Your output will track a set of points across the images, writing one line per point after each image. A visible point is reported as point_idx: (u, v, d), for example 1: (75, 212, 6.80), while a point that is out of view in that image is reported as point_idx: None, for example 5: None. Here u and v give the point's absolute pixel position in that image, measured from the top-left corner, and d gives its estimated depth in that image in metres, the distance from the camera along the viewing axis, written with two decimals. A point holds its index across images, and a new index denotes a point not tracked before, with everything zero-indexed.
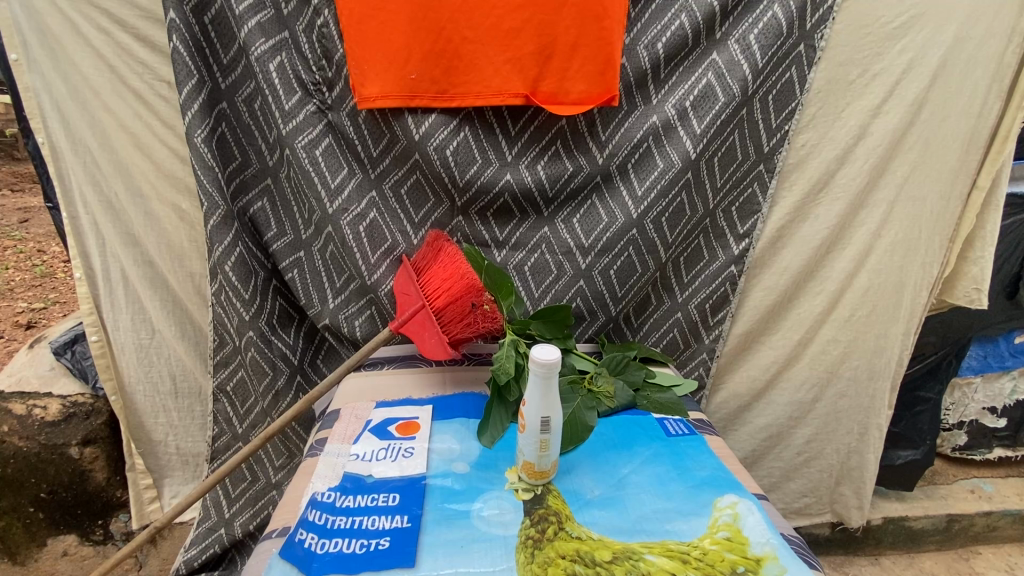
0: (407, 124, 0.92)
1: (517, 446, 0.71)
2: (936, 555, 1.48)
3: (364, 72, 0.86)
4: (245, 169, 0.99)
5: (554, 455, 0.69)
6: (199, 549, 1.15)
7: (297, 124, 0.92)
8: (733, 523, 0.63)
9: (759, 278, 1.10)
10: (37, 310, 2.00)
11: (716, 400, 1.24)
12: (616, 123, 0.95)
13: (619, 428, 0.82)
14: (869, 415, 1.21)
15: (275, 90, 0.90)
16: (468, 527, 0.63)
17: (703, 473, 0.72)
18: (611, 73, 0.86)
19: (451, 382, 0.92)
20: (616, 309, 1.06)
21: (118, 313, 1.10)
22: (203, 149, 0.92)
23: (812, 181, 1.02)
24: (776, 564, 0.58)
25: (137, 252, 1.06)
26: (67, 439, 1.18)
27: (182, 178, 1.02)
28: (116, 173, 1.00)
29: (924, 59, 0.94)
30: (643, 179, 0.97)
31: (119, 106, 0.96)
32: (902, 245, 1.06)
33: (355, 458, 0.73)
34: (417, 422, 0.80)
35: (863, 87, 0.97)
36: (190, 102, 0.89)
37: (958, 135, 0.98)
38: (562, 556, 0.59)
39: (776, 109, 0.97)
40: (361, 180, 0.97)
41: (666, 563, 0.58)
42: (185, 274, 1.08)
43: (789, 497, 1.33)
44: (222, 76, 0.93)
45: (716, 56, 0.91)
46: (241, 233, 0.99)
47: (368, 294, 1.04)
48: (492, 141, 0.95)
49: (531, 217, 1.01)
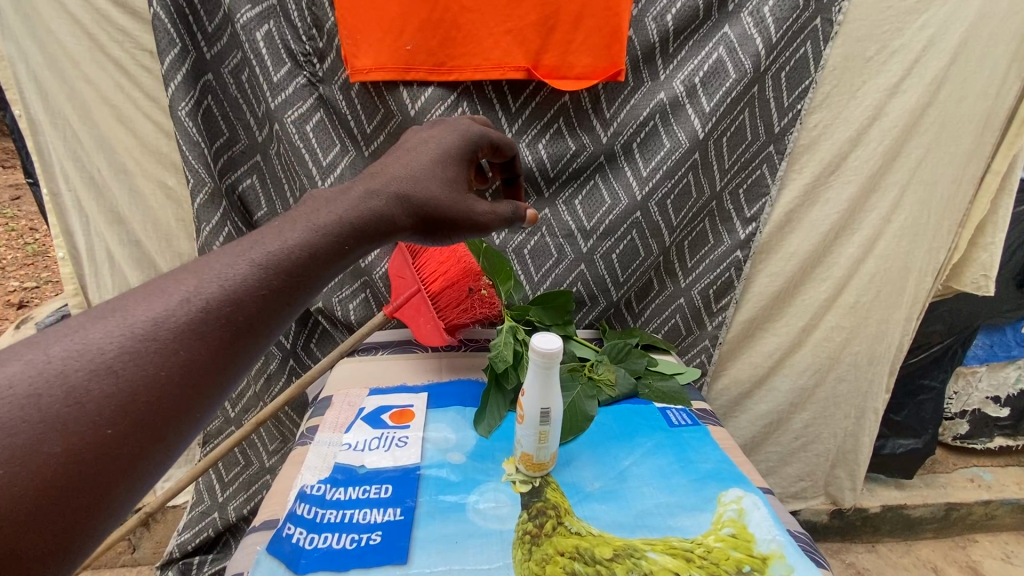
0: (401, 97, 0.88)
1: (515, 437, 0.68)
2: (932, 543, 1.48)
3: (357, 42, 0.82)
4: (233, 145, 0.94)
5: (551, 449, 0.66)
6: (193, 533, 1.14)
7: (286, 98, 0.88)
8: (738, 519, 0.61)
9: (765, 264, 1.07)
10: (30, 289, 1.97)
11: (717, 386, 1.21)
12: (621, 100, 0.91)
13: (620, 418, 0.80)
14: (867, 398, 1.19)
15: (262, 61, 0.85)
16: (463, 521, 0.61)
17: (707, 466, 0.69)
18: (617, 46, 0.81)
19: (448, 368, 0.89)
20: (618, 295, 1.03)
21: (104, 294, 1.07)
22: (188, 124, 0.88)
23: (822, 162, 0.99)
24: (783, 564, 0.55)
25: (122, 231, 1.02)
26: None
27: (167, 153, 0.97)
28: (98, 148, 0.96)
29: (945, 37, 0.89)
30: (648, 159, 0.93)
31: (100, 77, 0.92)
32: (911, 229, 1.03)
33: (346, 448, 0.70)
34: (412, 410, 0.78)
35: (880, 65, 0.92)
36: (172, 73, 0.84)
37: (975, 117, 0.94)
38: (561, 553, 0.57)
39: (788, 87, 0.92)
40: (354, 158, 0.93)
41: (669, 561, 0.56)
42: (173, 254, 1.04)
43: (786, 481, 1.33)
44: (206, 46, 0.87)
45: (728, 29, 0.87)
46: (230, 212, 0.96)
47: (362, 277, 1.00)
48: (491, 118, 0.91)
49: (532, 199, 0.97)
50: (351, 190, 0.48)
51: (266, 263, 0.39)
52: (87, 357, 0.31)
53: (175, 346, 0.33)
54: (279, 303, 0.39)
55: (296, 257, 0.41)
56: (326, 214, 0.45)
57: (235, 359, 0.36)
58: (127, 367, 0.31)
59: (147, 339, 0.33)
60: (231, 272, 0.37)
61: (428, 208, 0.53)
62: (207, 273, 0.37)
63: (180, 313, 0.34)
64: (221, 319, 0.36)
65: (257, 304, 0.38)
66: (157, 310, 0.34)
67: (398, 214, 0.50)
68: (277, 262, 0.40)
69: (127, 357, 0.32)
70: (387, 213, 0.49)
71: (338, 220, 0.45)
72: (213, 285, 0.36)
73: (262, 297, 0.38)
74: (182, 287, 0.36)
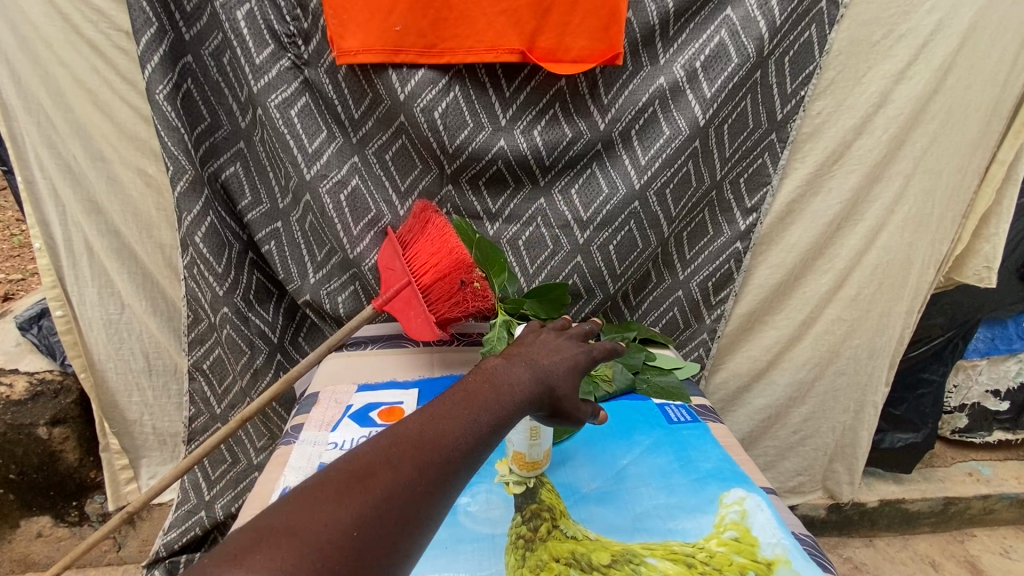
0: (390, 81, 0.84)
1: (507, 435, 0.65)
2: (930, 537, 1.47)
3: (344, 23, 0.78)
4: (215, 131, 0.90)
5: (543, 449, 0.63)
6: (179, 532, 1.10)
7: (269, 81, 0.84)
8: (741, 522, 0.58)
9: (765, 256, 1.04)
10: (14, 282, 1.92)
11: (716, 380, 1.19)
12: (619, 85, 0.87)
13: (618, 415, 0.77)
14: (866, 392, 1.17)
15: (244, 42, 0.82)
16: (454, 525, 0.58)
17: (707, 464, 0.66)
18: (616, 28, 0.78)
19: (440, 363, 0.86)
20: (615, 287, 1.00)
21: (83, 286, 1.03)
22: (166, 108, 0.84)
23: (826, 151, 0.96)
24: (789, 569, 0.52)
25: (101, 221, 0.98)
26: (35, 418, 1.11)
27: (146, 140, 0.93)
28: (73, 134, 0.92)
29: (954, 21, 0.86)
30: (647, 147, 0.90)
31: (73, 58, 0.87)
32: (915, 220, 1.00)
33: (332, 447, 0.67)
34: (401, 408, 0.75)
35: (886, 49, 0.89)
36: (149, 53, 0.81)
37: (982, 104, 0.91)
38: (555, 559, 0.54)
39: (792, 73, 0.89)
40: (341, 145, 0.90)
41: (669, 568, 0.53)
42: (154, 245, 1.01)
43: (783, 476, 1.31)
44: (185, 26, 0.84)
45: (730, 12, 0.83)
46: (212, 201, 0.92)
47: (351, 269, 0.97)
48: (484, 103, 0.87)
49: (527, 187, 0.94)
50: (512, 365, 0.51)
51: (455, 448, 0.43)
52: (323, 535, 0.35)
53: (384, 532, 0.37)
54: (457, 487, 0.43)
55: (476, 444, 0.44)
56: (498, 389, 0.48)
57: (424, 542, 0.40)
58: (352, 550, 0.36)
59: (366, 525, 0.37)
60: (426, 460, 0.41)
61: (559, 399, 0.52)
62: (409, 459, 0.41)
63: (388, 502, 0.38)
64: (418, 509, 0.39)
65: (444, 494, 0.41)
66: (373, 495, 0.38)
67: (539, 405, 0.51)
68: (460, 448, 0.43)
69: (355, 542, 0.36)
70: (543, 391, 0.51)
71: (509, 399, 0.48)
72: (414, 473, 0.40)
73: (447, 486, 0.42)
74: (390, 473, 0.40)
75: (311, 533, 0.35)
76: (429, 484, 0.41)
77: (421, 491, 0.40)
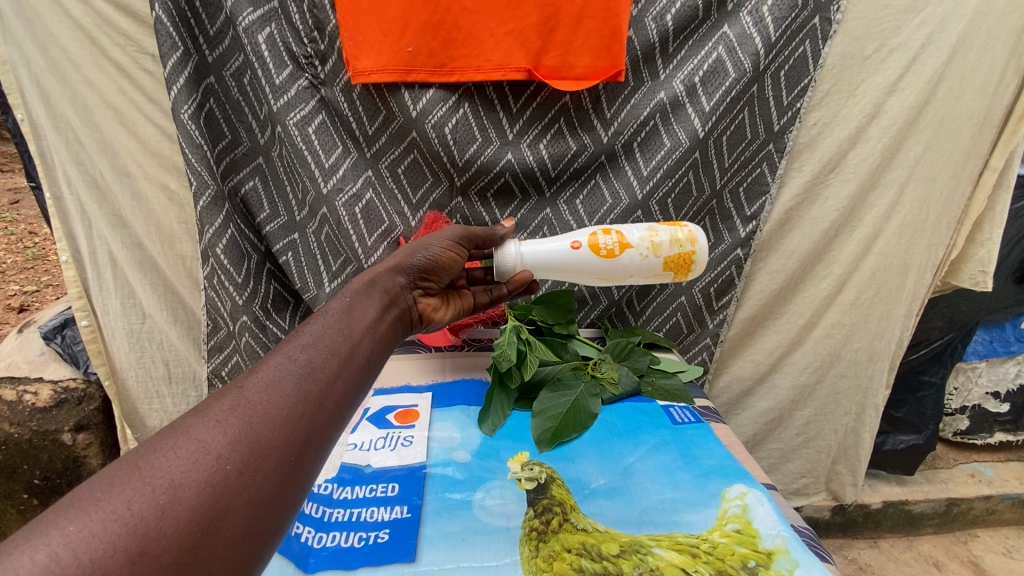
0: (403, 100, 0.88)
1: (637, 248, 0.77)
2: (934, 538, 1.49)
3: (359, 45, 0.83)
4: (235, 147, 0.94)
5: (621, 226, 0.80)
6: None
7: (288, 100, 0.88)
8: (742, 515, 0.61)
9: (765, 262, 1.08)
10: (30, 293, 1.97)
11: (719, 383, 1.22)
12: (621, 100, 0.91)
13: (624, 415, 0.80)
14: (867, 394, 1.19)
15: (265, 64, 0.86)
16: (469, 518, 0.61)
17: (711, 461, 0.69)
18: (617, 46, 0.82)
19: (451, 368, 0.91)
20: (618, 293, 1.07)
21: (107, 297, 1.07)
22: (191, 126, 0.88)
23: (822, 161, 0.99)
24: (788, 559, 0.55)
25: (125, 234, 1.03)
26: (60, 425, 1.14)
27: (169, 156, 0.97)
28: (100, 152, 0.96)
29: (944, 35, 0.89)
30: (648, 159, 0.94)
31: (102, 81, 0.92)
32: (911, 226, 1.03)
33: (353, 447, 0.71)
34: (416, 410, 0.79)
35: (878, 63, 0.93)
36: (175, 76, 0.85)
37: (973, 114, 0.94)
38: (567, 549, 0.57)
39: (788, 86, 0.93)
40: (356, 159, 0.94)
41: (675, 557, 0.56)
42: (176, 257, 1.05)
43: (787, 478, 1.33)
44: (208, 49, 0.88)
45: (727, 28, 0.87)
46: (233, 215, 0.96)
47: None
48: (492, 118, 0.91)
49: (533, 199, 0.98)
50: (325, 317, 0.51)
51: (257, 392, 0.40)
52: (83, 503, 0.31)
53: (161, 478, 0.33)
54: (270, 419, 0.39)
55: (282, 379, 0.42)
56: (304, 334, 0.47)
57: (234, 475, 0.35)
58: (128, 517, 0.31)
59: (140, 489, 0.32)
60: (213, 408, 0.38)
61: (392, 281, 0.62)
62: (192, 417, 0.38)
63: (163, 452, 0.35)
64: (206, 447, 0.36)
65: (248, 427, 0.38)
66: (148, 454, 0.35)
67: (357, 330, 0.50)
68: (260, 385, 0.41)
69: (117, 496, 0.32)
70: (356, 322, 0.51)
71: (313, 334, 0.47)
72: (195, 422, 0.37)
73: (247, 417, 0.38)
74: (167, 435, 0.36)
75: (77, 516, 0.30)
76: (232, 431, 0.37)
77: (209, 431, 0.37)
